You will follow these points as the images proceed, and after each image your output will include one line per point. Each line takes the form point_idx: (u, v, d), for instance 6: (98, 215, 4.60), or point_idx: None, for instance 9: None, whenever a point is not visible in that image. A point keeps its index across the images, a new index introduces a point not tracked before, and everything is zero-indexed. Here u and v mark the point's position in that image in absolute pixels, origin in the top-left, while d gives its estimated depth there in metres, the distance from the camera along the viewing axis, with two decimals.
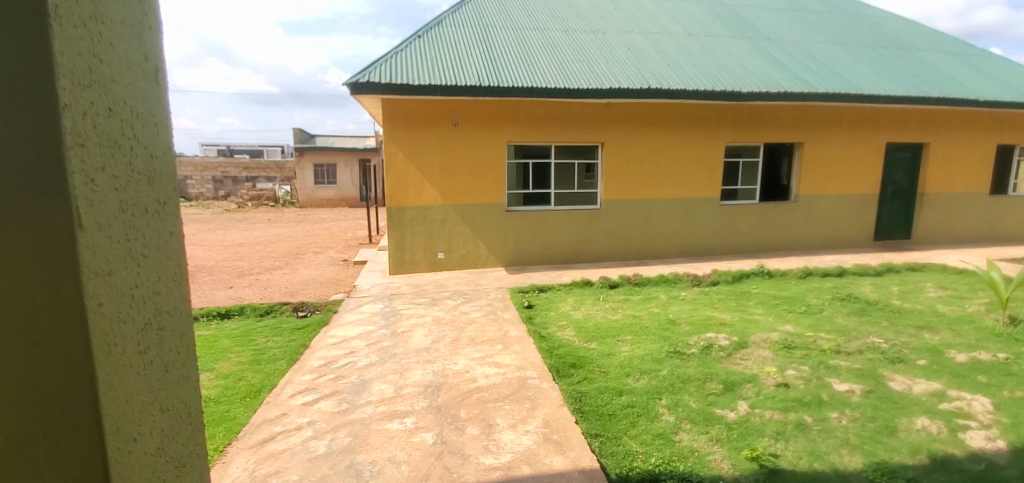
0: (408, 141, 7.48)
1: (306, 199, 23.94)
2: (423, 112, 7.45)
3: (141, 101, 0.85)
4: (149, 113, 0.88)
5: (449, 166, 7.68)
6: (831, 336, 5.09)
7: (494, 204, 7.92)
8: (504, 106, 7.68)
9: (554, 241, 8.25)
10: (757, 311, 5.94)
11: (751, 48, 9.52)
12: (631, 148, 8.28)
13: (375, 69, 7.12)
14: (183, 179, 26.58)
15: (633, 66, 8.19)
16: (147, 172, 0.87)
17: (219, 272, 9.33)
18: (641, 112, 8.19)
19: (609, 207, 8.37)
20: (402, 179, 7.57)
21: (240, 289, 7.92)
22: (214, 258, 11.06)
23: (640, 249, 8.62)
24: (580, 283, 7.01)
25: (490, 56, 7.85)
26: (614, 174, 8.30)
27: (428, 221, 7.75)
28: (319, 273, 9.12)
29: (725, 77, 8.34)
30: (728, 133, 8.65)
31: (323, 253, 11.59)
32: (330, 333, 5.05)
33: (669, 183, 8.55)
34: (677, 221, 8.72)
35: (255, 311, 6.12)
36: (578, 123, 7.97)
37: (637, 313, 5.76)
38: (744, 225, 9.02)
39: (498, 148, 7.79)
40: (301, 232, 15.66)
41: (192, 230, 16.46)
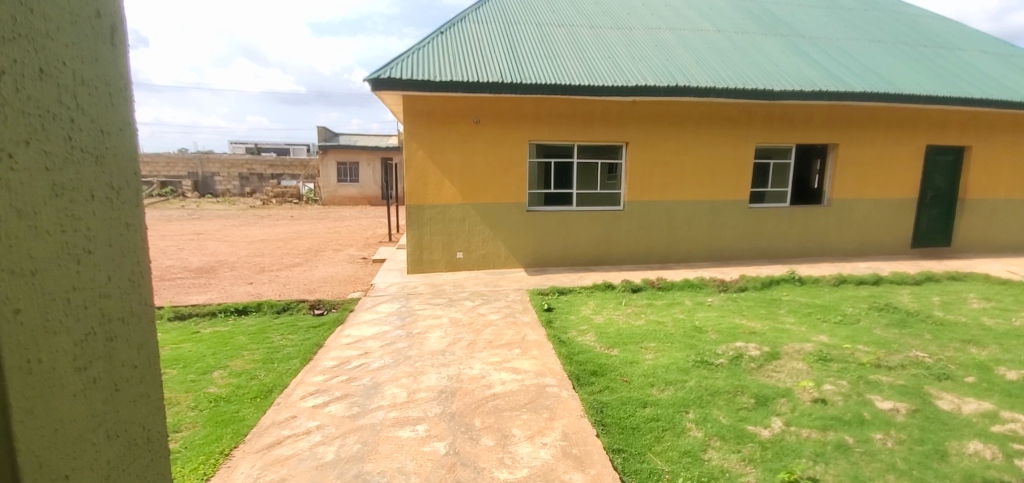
0: (428, 138, 7.38)
1: (329, 196, 24.23)
2: (444, 109, 7.34)
3: (85, 72, 0.75)
4: (100, 85, 0.78)
5: (469, 164, 7.56)
6: (870, 349, 4.80)
7: (514, 203, 7.76)
8: (527, 104, 7.53)
9: (575, 243, 8.04)
10: (789, 320, 5.66)
11: (784, 45, 9.16)
12: (656, 147, 8.03)
13: (397, 64, 7.04)
14: (211, 175, 27.27)
15: (660, 63, 7.94)
16: (95, 153, 0.77)
17: (240, 268, 9.41)
18: (668, 110, 7.94)
19: (632, 209, 8.13)
20: (422, 177, 7.47)
21: (259, 285, 7.94)
22: (237, 253, 11.17)
23: (664, 252, 8.35)
24: (602, 287, 6.81)
25: (514, 53, 7.69)
26: (638, 174, 8.06)
27: (447, 220, 7.64)
28: (338, 271, 9.10)
29: (757, 74, 8.03)
30: (758, 134, 8.33)
31: (343, 250, 11.62)
32: (345, 333, 4.95)
33: (696, 184, 8.26)
34: (704, 224, 8.42)
35: (272, 308, 6.07)
36: (603, 122, 7.77)
37: (661, 319, 5.54)
38: (773, 229, 8.68)
39: (519, 147, 7.64)
40: (323, 230, 15.80)
41: (217, 225, 16.76)
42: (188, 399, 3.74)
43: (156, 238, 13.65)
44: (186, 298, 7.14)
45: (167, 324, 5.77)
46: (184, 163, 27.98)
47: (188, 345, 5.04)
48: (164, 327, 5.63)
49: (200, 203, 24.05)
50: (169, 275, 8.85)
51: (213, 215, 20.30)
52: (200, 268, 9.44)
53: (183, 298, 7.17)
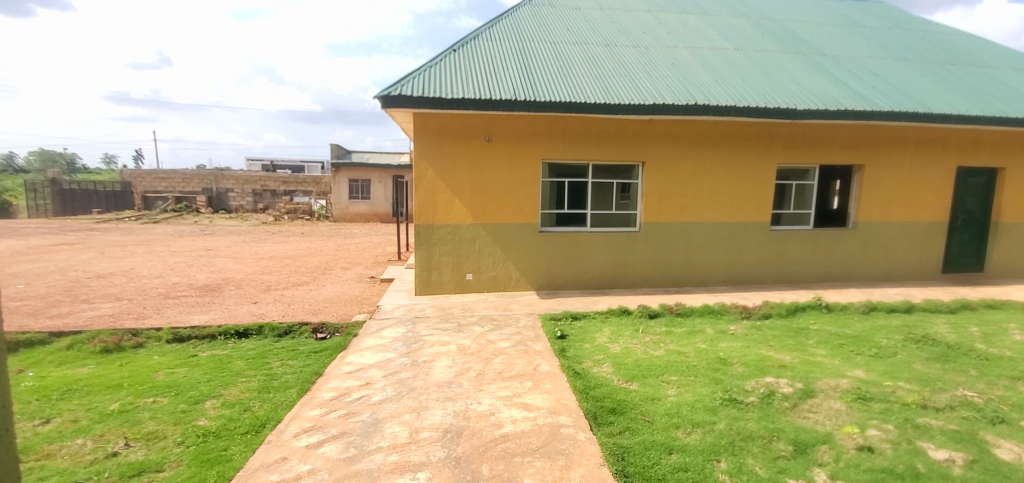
0: (439, 156, 7.20)
1: (340, 213, 24.23)
2: (456, 127, 7.17)
3: None
4: None
5: (481, 183, 7.35)
6: (912, 386, 4.42)
7: (526, 224, 7.52)
8: (540, 122, 7.33)
9: (589, 265, 7.75)
10: (819, 352, 5.29)
11: (805, 63, 8.91)
12: (673, 167, 7.76)
13: (408, 81, 6.90)
14: (225, 191, 27.53)
15: (678, 81, 7.73)
16: None
17: (246, 286, 9.24)
18: (686, 129, 7.70)
19: (648, 230, 7.84)
20: (432, 196, 7.28)
21: (264, 305, 7.74)
22: (245, 270, 11.03)
23: (682, 275, 8.01)
24: (618, 312, 6.49)
25: (527, 70, 7.53)
26: (655, 194, 7.79)
27: (456, 240, 7.41)
28: (345, 291, 8.88)
29: (778, 93, 7.78)
30: (780, 155, 8.03)
31: (351, 269, 11.43)
32: (347, 360, 4.69)
33: (715, 205, 7.97)
34: (723, 247, 8.09)
35: (274, 331, 5.84)
36: (618, 141, 7.55)
37: (682, 349, 5.20)
38: (796, 253, 8.32)
39: (532, 166, 7.42)
40: (332, 247, 15.68)
41: (227, 241, 16.71)
42: (177, 433, 3.47)
43: (166, 254, 13.60)
44: (188, 318, 6.95)
45: (165, 347, 5.56)
46: (199, 179, 28.28)
47: (184, 371, 4.81)
48: (162, 350, 5.42)
49: (213, 219, 24.17)
50: (174, 293, 8.70)
51: (225, 231, 20.34)
52: (206, 286, 9.29)
53: (185, 318, 6.98)
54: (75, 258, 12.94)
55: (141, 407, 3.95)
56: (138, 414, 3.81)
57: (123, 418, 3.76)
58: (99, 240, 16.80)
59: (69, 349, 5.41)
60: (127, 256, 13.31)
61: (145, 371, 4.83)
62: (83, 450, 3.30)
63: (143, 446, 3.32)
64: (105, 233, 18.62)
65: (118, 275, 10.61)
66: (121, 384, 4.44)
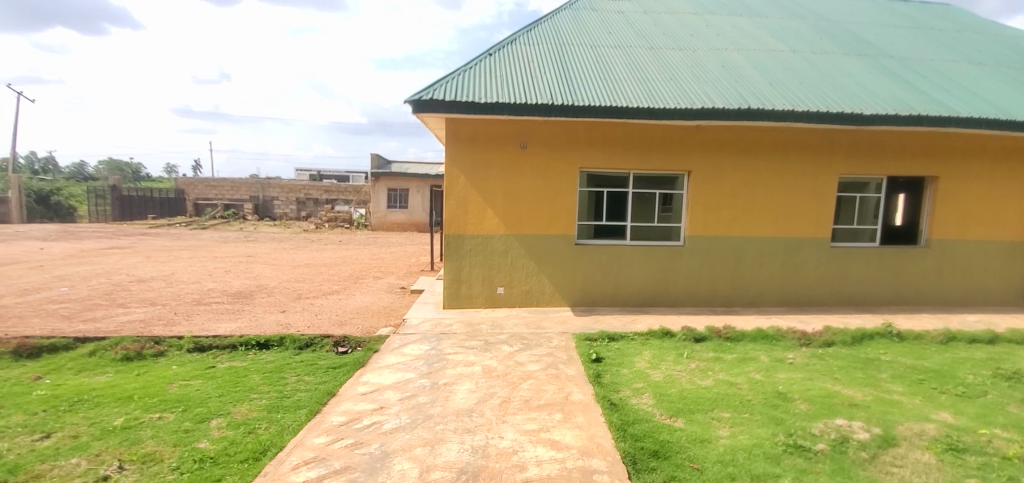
0: (471, 163, 6.89)
1: (378, 222, 24.46)
2: (488, 134, 6.86)
3: None
4: None
5: (514, 193, 6.99)
6: (1015, 436, 3.71)
7: (562, 236, 7.09)
8: (578, 128, 6.92)
9: (628, 281, 7.23)
10: (895, 388, 4.61)
11: (871, 66, 8.16)
12: (723, 177, 7.18)
13: (441, 85, 6.64)
14: (270, 199, 28.37)
15: (728, 85, 7.16)
16: None
17: (278, 294, 9.19)
18: (737, 136, 7.11)
19: (694, 245, 7.26)
20: (463, 205, 6.97)
21: (291, 314, 7.61)
22: (279, 277, 11.05)
23: (730, 294, 7.37)
24: (659, 334, 5.95)
25: (566, 74, 7.15)
26: (701, 206, 7.21)
27: (487, 251, 7.05)
28: (374, 301, 8.67)
29: (842, 97, 7.09)
30: (843, 164, 7.31)
31: (383, 278, 11.29)
32: (364, 379, 4.38)
33: (768, 219, 7.31)
34: (777, 264, 7.40)
35: (295, 343, 5.62)
36: (662, 148, 7.04)
37: (734, 380, 4.63)
38: (860, 272, 7.54)
39: (568, 175, 7.00)
40: (368, 256, 15.69)
41: (268, 248, 17.05)
42: (173, 457, 3.26)
43: (208, 260, 13.91)
44: (215, 326, 6.88)
45: (186, 356, 5.46)
46: (247, 187, 29.22)
47: (198, 383, 4.68)
48: (182, 360, 5.34)
49: (257, 226, 24.87)
50: (208, 299, 8.73)
51: (268, 237, 20.83)
52: (239, 292, 9.30)
53: (213, 326, 6.91)
54: (125, 262, 13.44)
55: (144, 423, 3.82)
56: (139, 432, 3.67)
57: (123, 436, 3.64)
58: (149, 244, 17.46)
59: (91, 355, 5.54)
60: (172, 261, 13.69)
61: (160, 382, 4.73)
62: (74, 471, 3.17)
63: (136, 470, 3.14)
64: (156, 238, 19.39)
65: (160, 279, 10.85)
66: (131, 396, 4.38)
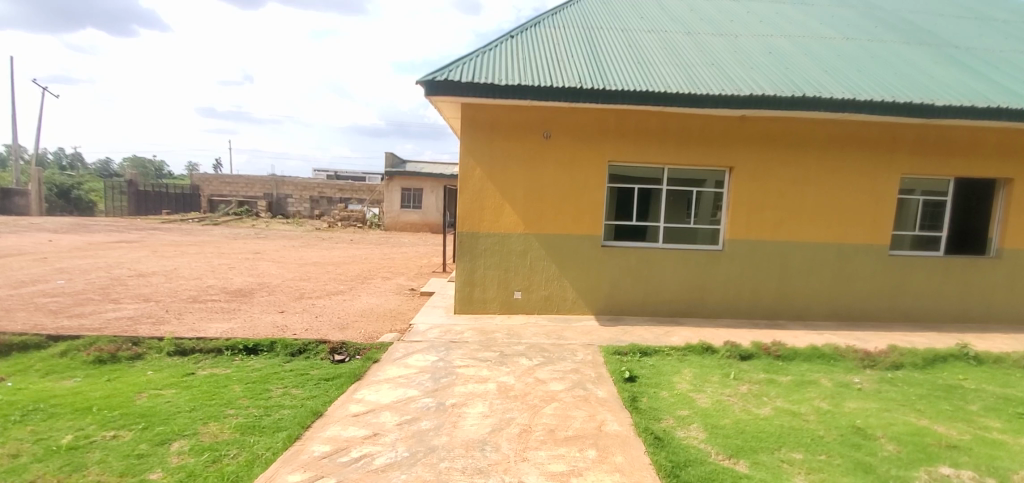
0: (489, 153, 6.25)
1: (391, 221, 23.96)
2: (509, 122, 6.21)
3: None
4: None
5: (536, 187, 6.32)
6: None
7: (588, 236, 6.39)
8: (608, 117, 6.24)
9: (659, 289, 6.50)
10: (995, 425, 3.81)
11: (935, 56, 7.33)
12: (769, 174, 6.43)
13: (458, 66, 5.99)
14: (284, 197, 28.13)
15: (777, 71, 6.43)
16: None
17: (279, 292, 8.62)
18: (785, 128, 6.38)
19: (734, 249, 6.50)
20: (479, 200, 6.32)
21: (290, 315, 7.00)
22: (284, 276, 10.50)
23: (773, 305, 6.61)
24: (700, 349, 5.20)
25: (595, 57, 6.47)
26: (744, 206, 6.46)
27: (505, 252, 6.38)
28: (380, 303, 8.03)
29: (907, 86, 6.30)
30: (905, 163, 6.52)
31: (392, 279, 10.68)
32: (359, 396, 3.73)
33: (818, 222, 6.54)
34: (828, 272, 6.62)
35: (286, 349, 4.99)
36: (701, 141, 6.33)
37: (797, 410, 3.88)
38: (921, 283, 6.72)
39: (596, 168, 6.32)
40: (378, 256, 15.15)
41: (277, 246, 16.62)
42: None
43: (213, 255, 13.45)
44: (206, 327, 6.29)
45: (165, 360, 4.88)
46: (261, 185, 29.03)
47: (170, 394, 4.08)
48: (160, 365, 4.78)
49: (269, 223, 24.53)
50: (205, 296, 8.18)
51: (278, 234, 20.43)
52: (239, 290, 8.74)
53: (203, 326, 6.33)
54: (129, 256, 13.05)
55: (96, 443, 3.23)
56: (86, 455, 3.08)
57: (67, 458, 3.04)
58: (158, 239, 17.13)
59: (62, 356, 4.99)
60: (178, 255, 13.26)
61: (128, 391, 4.14)
62: None
63: None
64: (166, 233, 19.09)
65: (161, 274, 10.37)
66: (91, 407, 3.80)
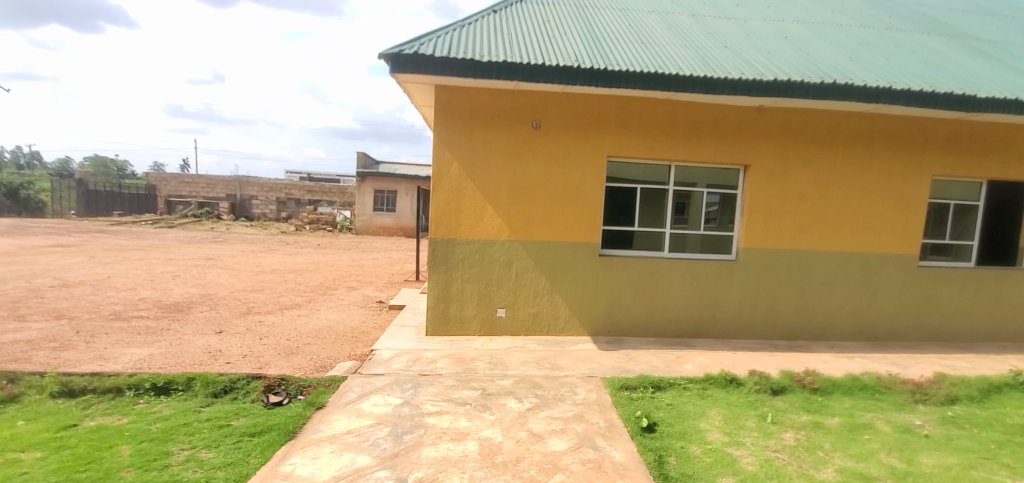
0: (467, 145, 5.28)
1: (363, 225, 22.77)
2: (491, 108, 5.26)
3: None
4: None
5: (524, 186, 5.37)
6: None
7: (583, 244, 5.46)
8: (608, 104, 5.35)
9: (665, 306, 5.62)
10: None
11: (959, 47, 6.67)
12: (789, 174, 5.62)
13: (431, 39, 4.99)
14: (249, 198, 26.56)
15: (798, 56, 5.62)
16: None
17: (222, 306, 7.45)
18: (808, 122, 5.59)
19: (751, 260, 5.66)
20: (455, 200, 5.34)
21: (229, 337, 5.88)
22: (234, 286, 9.28)
23: (793, 324, 5.80)
24: (723, 382, 4.31)
25: (592, 36, 5.56)
26: (761, 210, 5.62)
27: (486, 262, 5.41)
28: (341, 320, 6.94)
29: (941, 77, 5.58)
30: (936, 164, 5.81)
31: (358, 289, 9.59)
32: (288, 469, 2.70)
33: (842, 229, 5.77)
34: (852, 287, 5.87)
35: (208, 389, 3.91)
36: (714, 134, 5.48)
37: (868, 473, 3.00)
38: (951, 299, 6.02)
39: (593, 165, 5.40)
40: (347, 262, 14.00)
41: (236, 251, 15.30)
42: None
43: (159, 262, 12.07)
44: (119, 354, 5.13)
45: (45, 405, 3.76)
46: (224, 185, 27.38)
47: (30, 460, 2.98)
48: (35, 412, 3.64)
49: (231, 226, 22.96)
50: (131, 313, 6.96)
51: (238, 238, 18.97)
52: (175, 303, 7.52)
53: (116, 353, 5.17)
54: (61, 263, 11.62)
55: None
56: None
57: None
58: (101, 243, 15.59)
59: None
60: (118, 262, 11.87)
61: None
62: None
63: None
64: (112, 236, 17.46)
65: (89, 284, 9.05)
66: None
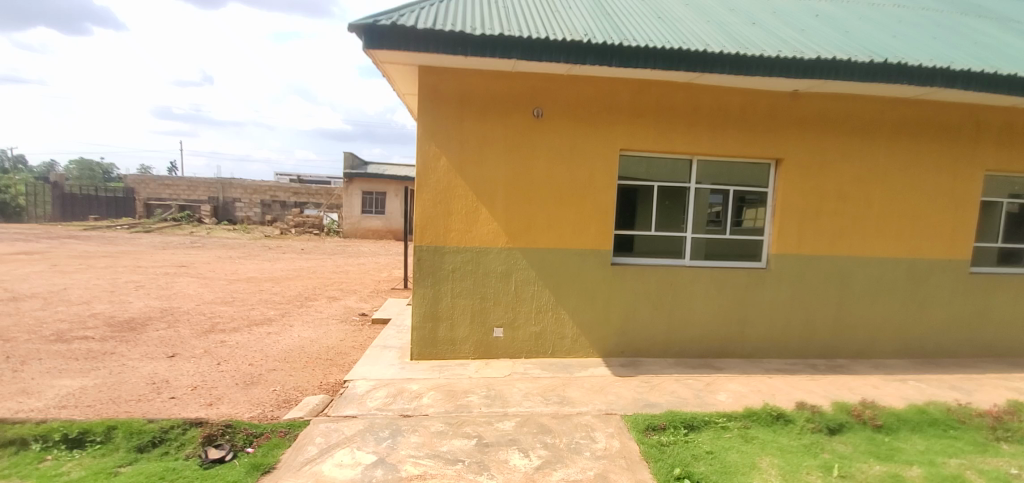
0: (457, 137, 4.52)
1: (351, 228, 21.91)
2: (485, 94, 4.50)
3: None
4: None
5: (523, 185, 4.61)
6: None
7: (593, 252, 4.71)
8: (621, 89, 4.60)
9: (687, 322, 4.88)
10: None
11: (1004, 28, 5.98)
12: (827, 169, 4.91)
13: (413, 9, 4.20)
14: (232, 201, 25.57)
15: (836, 34, 4.90)
16: None
17: (183, 323, 6.61)
18: (848, 109, 4.88)
19: (784, 268, 4.94)
20: (444, 202, 4.57)
21: (182, 362, 5.06)
22: (202, 298, 8.41)
23: (830, 340, 5.09)
24: (769, 419, 3.57)
25: (600, 10, 4.80)
26: (795, 211, 4.91)
27: (480, 274, 4.64)
28: (316, 338, 6.14)
29: (998, 58, 4.88)
30: (990, 157, 5.13)
31: (340, 300, 8.78)
32: None
33: (885, 232, 5.07)
34: (896, 297, 5.16)
35: (134, 441, 3.11)
36: (742, 124, 4.75)
37: None
38: (1005, 310, 5.34)
39: (603, 160, 4.65)
40: (331, 268, 13.17)
41: (213, 257, 14.39)
42: None
43: (125, 270, 11.17)
44: (45, 388, 4.30)
45: None
46: (206, 187, 26.37)
47: None
48: None
49: (212, 230, 21.94)
50: (75, 332, 6.10)
51: (218, 243, 18.01)
52: (129, 320, 6.67)
53: (41, 386, 4.34)
54: (17, 272, 10.69)
55: None
56: None
57: None
58: (68, 249, 14.61)
59: None
60: (80, 271, 10.95)
61: None
62: None
63: None
64: (81, 242, 16.42)
65: (39, 297, 8.15)
66: None
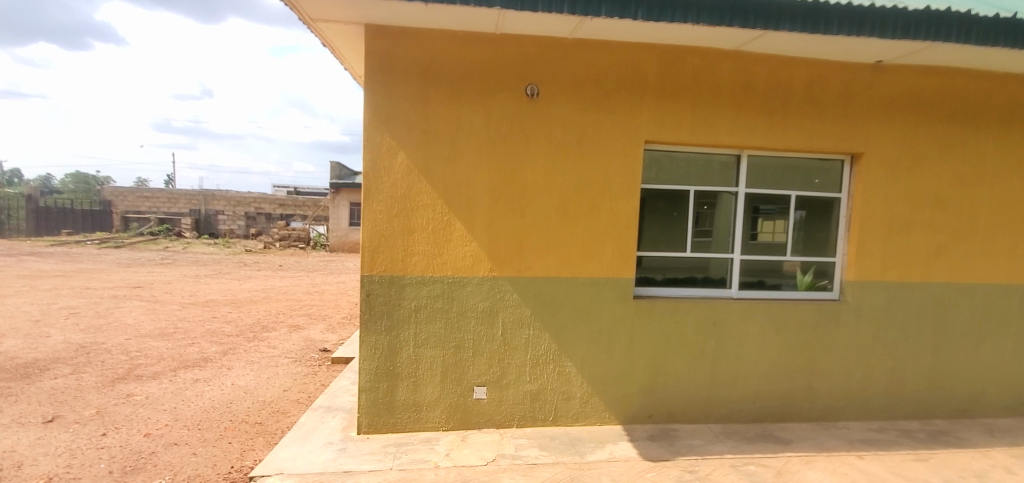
0: (420, 124, 3.27)
1: (339, 242, 20.64)
2: (459, 65, 3.26)
3: None
4: None
5: (512, 189, 3.36)
6: None
7: (608, 281, 3.44)
8: (645, 59, 3.37)
9: (736, 375, 3.60)
10: None
11: None
12: (919, 167, 3.66)
13: None
14: (214, 214, 24.27)
15: None
16: None
17: (93, 367, 5.32)
18: (947, 86, 3.64)
19: (864, 301, 3.68)
20: (403, 215, 3.31)
21: (56, 432, 3.77)
22: (138, 329, 7.10)
23: (924, 396, 3.81)
24: None
25: None
26: (878, 223, 3.65)
27: (453, 314, 3.37)
28: (254, 387, 4.85)
29: None
30: None
31: (304, 329, 7.48)
32: None
33: (995, 250, 3.80)
34: (1010, 337, 3.87)
35: None
36: (807, 107, 3.52)
37: None
38: None
39: (621, 155, 3.41)
40: (308, 287, 11.86)
41: (179, 276, 13.07)
42: None
43: (69, 293, 9.86)
44: None
45: None
46: (188, 199, 25.07)
47: None
48: None
49: (189, 245, 20.59)
50: None
51: (191, 260, 16.69)
52: (27, 364, 5.37)
53: None
54: None
55: None
56: None
57: None
58: (18, 268, 13.28)
59: None
60: (15, 295, 9.63)
61: None
62: None
63: None
64: (38, 260, 15.11)
65: None
66: None
